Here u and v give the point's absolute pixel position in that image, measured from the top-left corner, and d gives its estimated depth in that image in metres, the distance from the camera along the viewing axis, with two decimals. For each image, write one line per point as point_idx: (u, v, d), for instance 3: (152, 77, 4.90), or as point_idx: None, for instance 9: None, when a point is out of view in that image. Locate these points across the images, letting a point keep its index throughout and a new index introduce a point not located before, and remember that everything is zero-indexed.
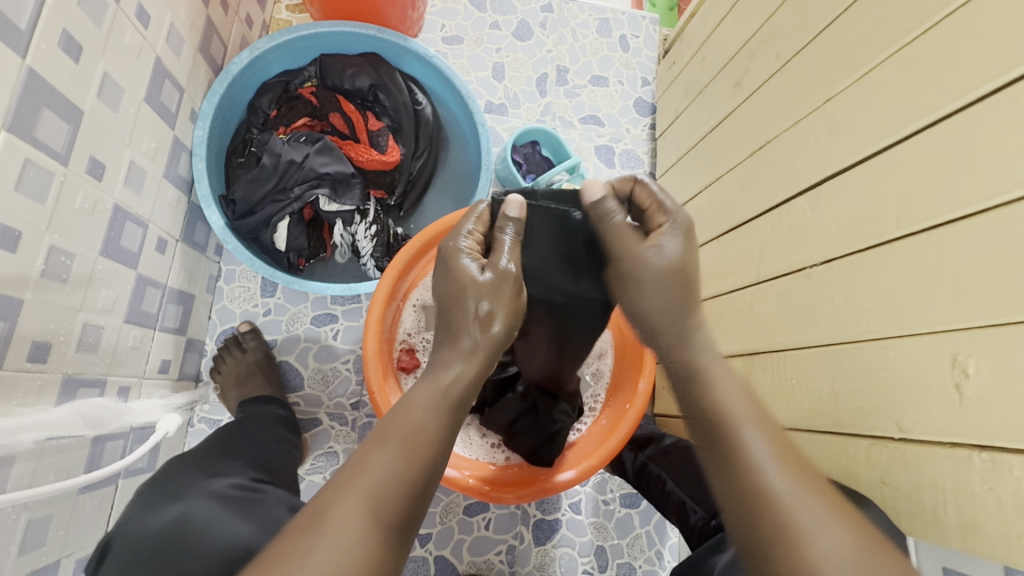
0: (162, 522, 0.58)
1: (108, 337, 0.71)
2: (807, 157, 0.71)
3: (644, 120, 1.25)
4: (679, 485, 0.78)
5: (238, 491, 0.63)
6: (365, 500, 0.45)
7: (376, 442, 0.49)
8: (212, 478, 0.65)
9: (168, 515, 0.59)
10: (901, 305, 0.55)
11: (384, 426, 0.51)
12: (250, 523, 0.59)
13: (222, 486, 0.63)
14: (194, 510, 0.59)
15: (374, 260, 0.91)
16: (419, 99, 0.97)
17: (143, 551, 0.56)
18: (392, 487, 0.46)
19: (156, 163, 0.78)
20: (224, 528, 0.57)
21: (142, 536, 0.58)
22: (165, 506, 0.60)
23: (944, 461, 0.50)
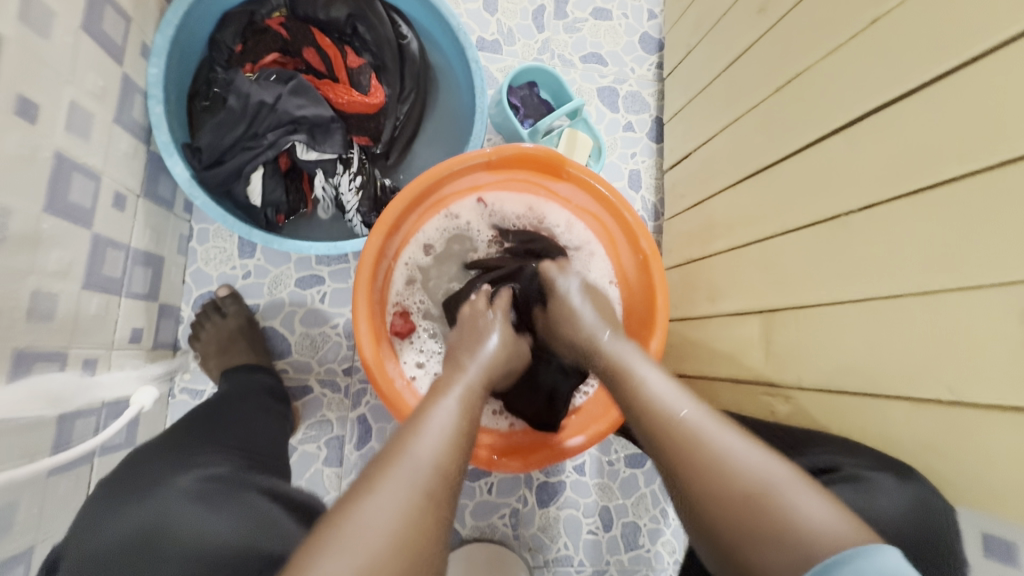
0: (135, 524, 0.52)
1: (66, 304, 0.64)
2: (845, 88, 0.63)
3: (650, 58, 1.15)
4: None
5: (213, 484, 0.57)
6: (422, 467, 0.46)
7: (429, 400, 0.54)
8: (195, 469, 0.59)
9: (144, 514, 0.53)
10: (958, 253, 0.49)
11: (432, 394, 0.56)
12: (230, 522, 0.54)
13: (194, 480, 0.57)
14: (164, 512, 0.53)
15: (361, 215, 0.83)
16: (404, 32, 0.86)
17: (108, 558, 0.51)
18: (450, 450, 0.49)
19: (104, 105, 0.68)
20: (205, 534, 0.52)
21: (106, 542, 0.52)
22: (132, 507, 0.54)
23: (1004, 426, 0.45)
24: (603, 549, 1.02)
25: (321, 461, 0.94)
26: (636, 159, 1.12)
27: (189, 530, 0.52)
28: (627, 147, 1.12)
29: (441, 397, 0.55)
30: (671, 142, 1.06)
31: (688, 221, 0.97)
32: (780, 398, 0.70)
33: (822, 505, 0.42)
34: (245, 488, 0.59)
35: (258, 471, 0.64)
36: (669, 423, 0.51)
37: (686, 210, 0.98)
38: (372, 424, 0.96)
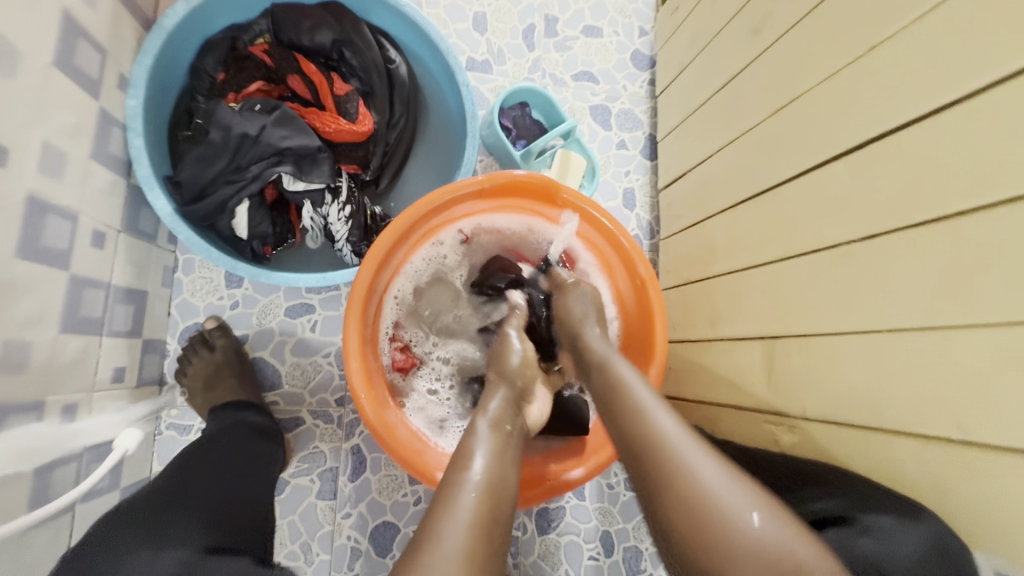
0: None
1: (42, 351, 0.61)
2: (845, 115, 0.62)
3: (643, 75, 1.14)
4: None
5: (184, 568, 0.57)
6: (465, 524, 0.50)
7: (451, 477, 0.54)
8: (172, 546, 0.59)
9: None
10: (964, 290, 0.48)
11: (459, 462, 0.56)
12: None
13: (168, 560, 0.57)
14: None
15: (351, 245, 0.81)
16: (392, 56, 0.84)
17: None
18: (489, 515, 0.51)
19: (79, 142, 0.65)
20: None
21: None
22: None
23: (1018, 469, 0.44)
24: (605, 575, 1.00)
25: (314, 493, 0.92)
26: (630, 177, 1.11)
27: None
28: (621, 165, 1.10)
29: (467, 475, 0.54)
30: (666, 161, 1.05)
31: (685, 242, 0.96)
32: (785, 427, 0.68)
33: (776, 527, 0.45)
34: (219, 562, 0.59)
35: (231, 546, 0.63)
36: (654, 450, 0.51)
37: (683, 230, 0.97)
38: (367, 455, 0.94)
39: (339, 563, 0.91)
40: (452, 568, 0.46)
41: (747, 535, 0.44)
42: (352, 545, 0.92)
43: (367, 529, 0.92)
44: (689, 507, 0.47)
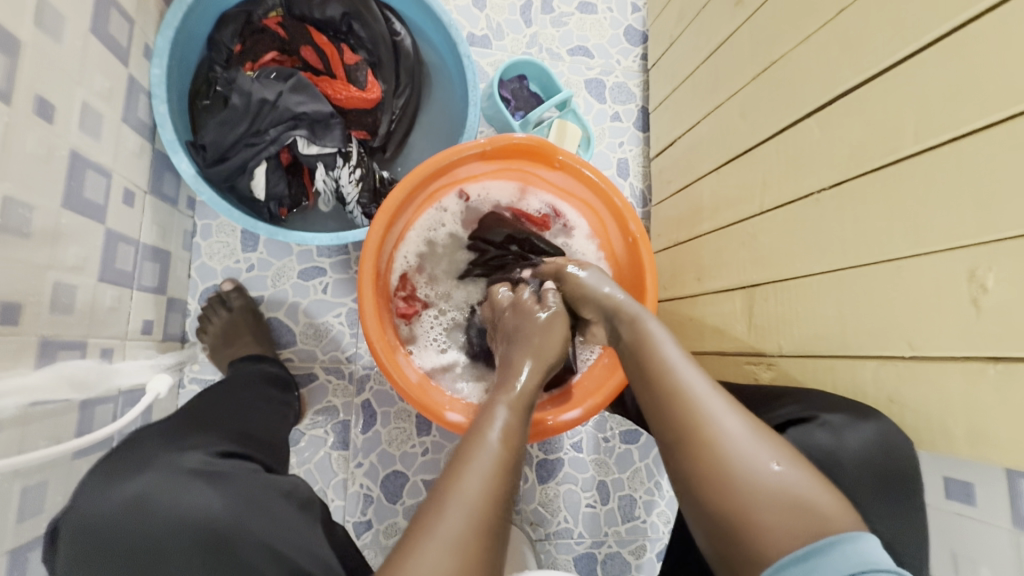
0: (122, 495, 0.52)
1: (83, 296, 0.67)
2: (816, 75, 0.67)
3: (635, 50, 1.19)
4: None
5: (208, 466, 0.56)
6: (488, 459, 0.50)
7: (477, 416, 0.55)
8: (194, 450, 0.58)
9: (133, 488, 0.53)
10: (914, 223, 0.54)
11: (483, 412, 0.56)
12: (219, 497, 0.54)
13: (194, 460, 0.56)
14: (150, 490, 0.52)
15: (361, 206, 0.86)
16: (397, 29, 0.89)
17: (98, 533, 0.51)
18: (507, 450, 0.51)
19: (112, 105, 0.71)
20: (194, 504, 0.52)
21: (94, 513, 0.51)
22: (126, 478, 0.53)
23: (956, 374, 0.50)
24: (601, 521, 1.07)
25: (328, 445, 0.98)
26: (623, 148, 1.16)
27: (171, 504, 0.52)
28: (615, 137, 1.16)
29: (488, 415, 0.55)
30: (657, 131, 1.11)
31: (674, 206, 1.01)
32: (763, 366, 0.75)
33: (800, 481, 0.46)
34: (240, 469, 0.58)
35: (247, 457, 0.62)
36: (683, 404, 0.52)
37: (672, 195, 1.03)
38: (377, 409, 1.00)
39: (353, 508, 0.98)
40: (464, 510, 0.46)
41: (762, 482, 0.46)
42: (364, 492, 0.98)
43: (378, 478, 0.99)
44: (709, 454, 0.48)
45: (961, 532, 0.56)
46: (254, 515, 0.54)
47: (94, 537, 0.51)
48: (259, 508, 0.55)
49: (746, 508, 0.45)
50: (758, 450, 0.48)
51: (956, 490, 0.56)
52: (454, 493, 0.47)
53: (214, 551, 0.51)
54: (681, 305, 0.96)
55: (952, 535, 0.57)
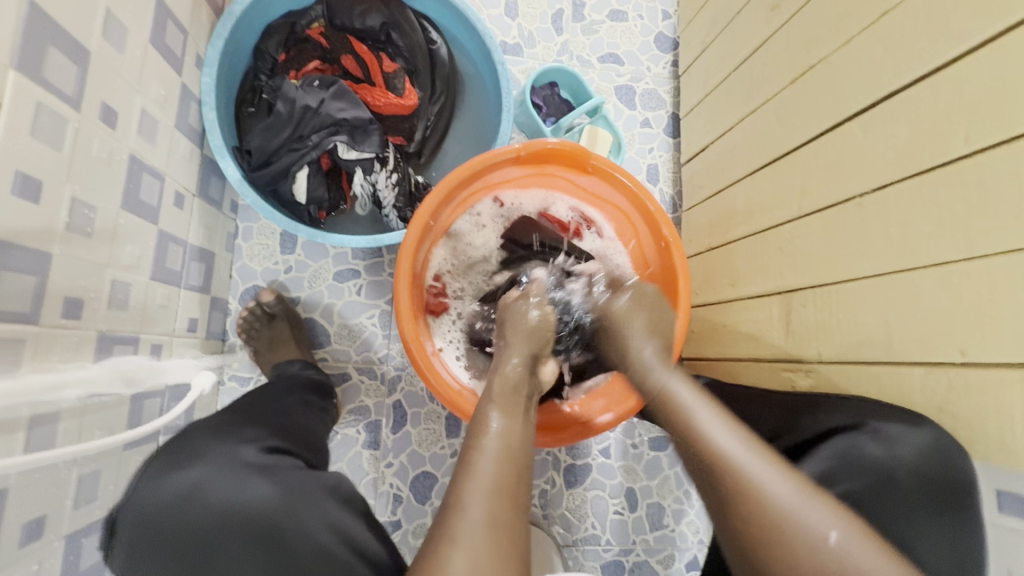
0: (181, 485, 0.54)
1: (137, 294, 0.70)
2: (857, 78, 0.67)
3: (666, 56, 1.19)
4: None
5: (264, 460, 0.58)
6: (486, 486, 0.51)
7: (477, 438, 0.56)
8: (248, 444, 0.60)
9: (189, 478, 0.55)
10: (972, 227, 0.52)
11: (475, 427, 0.59)
12: (271, 489, 0.55)
13: (251, 454, 0.58)
14: (206, 480, 0.54)
15: (397, 210, 0.89)
16: (433, 38, 0.92)
17: (157, 521, 0.53)
18: (506, 471, 0.53)
19: (166, 112, 0.74)
20: (246, 496, 0.54)
21: (156, 500, 0.54)
22: (183, 467, 0.55)
23: (1013, 382, 0.49)
24: (630, 528, 1.06)
25: (360, 444, 1.00)
26: (653, 154, 1.16)
27: (223, 493, 0.54)
28: (645, 143, 1.16)
29: (486, 435, 0.57)
30: (688, 136, 1.10)
31: (707, 211, 1.01)
32: (802, 372, 0.74)
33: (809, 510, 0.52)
34: (288, 464, 0.60)
35: (295, 453, 0.63)
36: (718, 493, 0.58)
37: (704, 200, 1.02)
38: (407, 410, 1.01)
39: (383, 508, 0.99)
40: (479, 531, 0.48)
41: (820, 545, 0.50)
42: (394, 492, 1.00)
43: (407, 478, 1.00)
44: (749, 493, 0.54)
45: (1017, 547, 0.54)
46: (304, 505, 0.55)
47: (152, 524, 0.53)
48: (309, 500, 0.56)
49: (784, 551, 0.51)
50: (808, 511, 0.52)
51: (1009, 503, 0.54)
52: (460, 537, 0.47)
53: (267, 540, 0.53)
54: (714, 311, 0.95)
55: (1007, 549, 0.55)
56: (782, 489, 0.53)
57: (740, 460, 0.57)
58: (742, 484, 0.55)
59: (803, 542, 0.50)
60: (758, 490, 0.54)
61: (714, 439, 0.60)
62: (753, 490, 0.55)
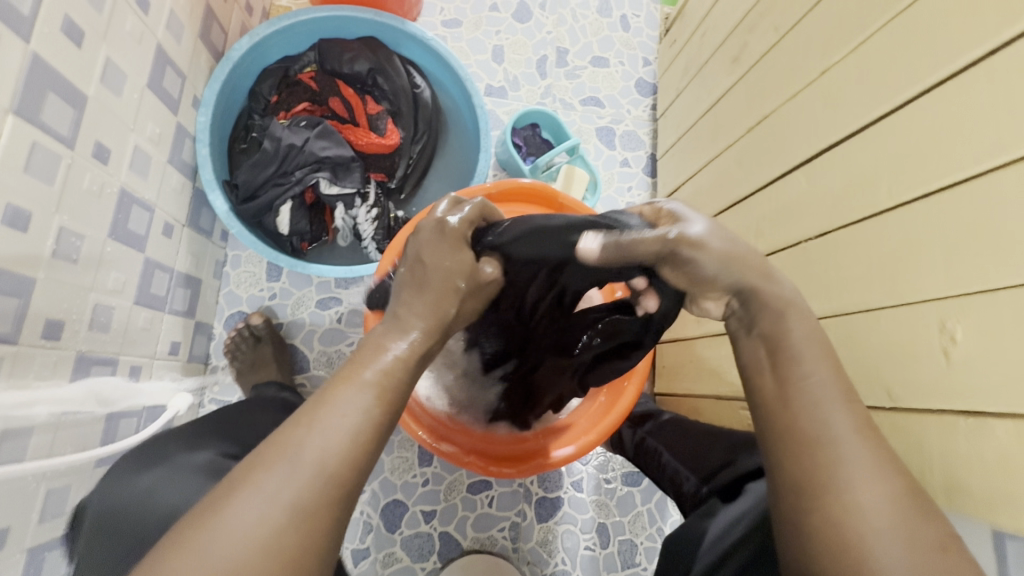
0: (133, 491, 0.57)
1: (119, 317, 0.74)
2: (803, 130, 0.71)
3: (645, 100, 1.25)
4: (673, 456, 0.76)
5: (209, 464, 0.59)
6: (314, 453, 0.40)
7: (346, 382, 0.44)
8: (200, 450, 0.62)
9: (141, 485, 0.57)
10: (895, 274, 0.55)
11: (353, 363, 0.46)
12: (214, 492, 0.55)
13: (198, 459, 0.60)
14: (158, 485, 0.56)
15: (376, 242, 0.93)
16: (418, 82, 0.98)
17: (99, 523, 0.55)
18: (356, 446, 0.42)
19: (160, 149, 0.80)
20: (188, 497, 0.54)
21: (110, 502, 0.57)
22: (142, 472, 0.59)
23: (932, 427, 0.50)
24: (601, 565, 1.05)
25: None
26: (632, 193, 1.20)
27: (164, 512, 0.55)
28: (624, 182, 1.20)
29: (355, 384, 0.44)
30: (664, 177, 1.15)
31: None
32: None
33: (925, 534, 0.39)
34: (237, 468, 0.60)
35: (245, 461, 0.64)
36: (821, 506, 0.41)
37: None
38: None
39: (353, 535, 1.00)
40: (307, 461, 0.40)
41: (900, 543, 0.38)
42: (364, 520, 1.00)
43: (379, 505, 1.01)
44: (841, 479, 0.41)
45: None
46: None
47: (107, 525, 0.55)
48: None
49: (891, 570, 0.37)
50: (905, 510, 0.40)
51: None
52: (285, 460, 0.40)
53: None
54: (682, 347, 0.97)
55: None
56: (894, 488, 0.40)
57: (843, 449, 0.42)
58: (830, 458, 0.42)
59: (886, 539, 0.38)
60: (833, 447, 0.42)
61: (808, 378, 0.45)
62: (842, 478, 0.41)
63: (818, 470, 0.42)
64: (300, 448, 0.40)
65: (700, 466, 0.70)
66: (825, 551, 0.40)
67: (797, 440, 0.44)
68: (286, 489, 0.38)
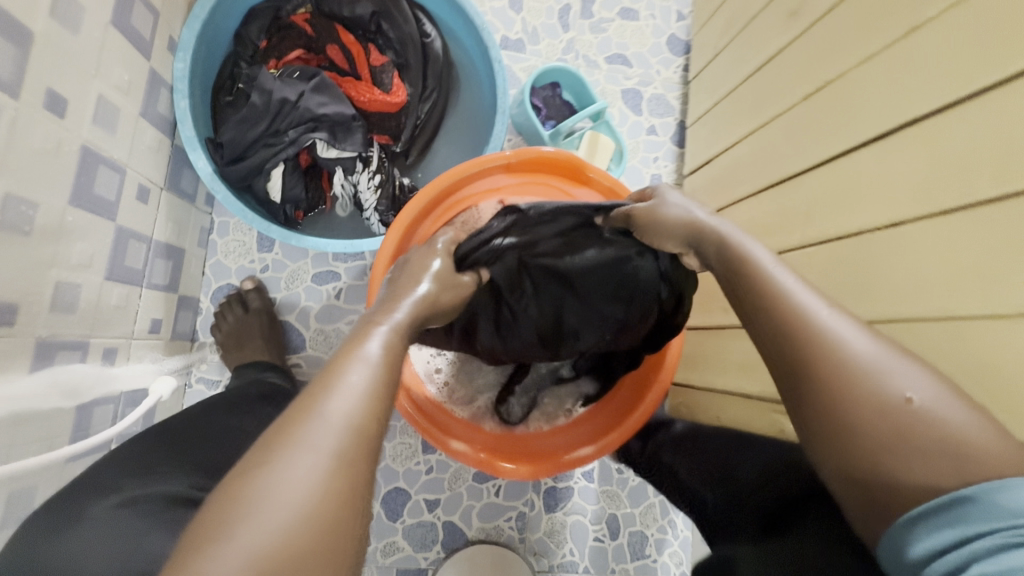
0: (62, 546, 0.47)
1: (89, 295, 0.65)
2: (877, 99, 0.61)
3: (677, 60, 1.12)
4: (690, 472, 0.70)
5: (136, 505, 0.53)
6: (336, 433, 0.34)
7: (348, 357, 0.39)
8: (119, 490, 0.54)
9: (69, 539, 0.48)
10: (993, 280, 0.47)
11: (350, 340, 0.41)
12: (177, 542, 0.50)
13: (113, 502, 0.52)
14: (92, 531, 0.49)
15: (379, 214, 0.83)
16: (428, 30, 0.85)
17: None
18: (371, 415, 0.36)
19: (130, 98, 0.69)
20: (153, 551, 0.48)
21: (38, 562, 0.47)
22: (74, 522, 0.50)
23: None
24: (610, 557, 1.01)
25: None
26: (658, 163, 1.09)
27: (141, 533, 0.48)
28: (650, 151, 1.09)
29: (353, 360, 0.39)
30: (694, 147, 1.04)
31: None
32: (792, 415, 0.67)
33: (924, 385, 0.38)
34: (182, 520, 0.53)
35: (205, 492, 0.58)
36: (830, 400, 0.39)
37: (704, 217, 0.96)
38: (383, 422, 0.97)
39: None
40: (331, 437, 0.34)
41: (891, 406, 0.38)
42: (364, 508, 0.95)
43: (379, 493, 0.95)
44: (828, 356, 0.40)
45: None
46: None
47: None
48: None
49: (870, 438, 0.37)
50: (891, 372, 0.39)
51: None
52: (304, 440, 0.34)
53: None
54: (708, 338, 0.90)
55: None
56: (889, 361, 0.39)
57: (826, 327, 0.41)
58: (814, 340, 0.41)
59: (870, 405, 0.38)
60: (821, 333, 0.41)
61: (772, 277, 0.45)
62: (829, 356, 0.40)
63: (798, 353, 0.41)
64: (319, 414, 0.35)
65: (720, 486, 0.64)
66: (828, 436, 0.40)
67: (796, 345, 0.41)
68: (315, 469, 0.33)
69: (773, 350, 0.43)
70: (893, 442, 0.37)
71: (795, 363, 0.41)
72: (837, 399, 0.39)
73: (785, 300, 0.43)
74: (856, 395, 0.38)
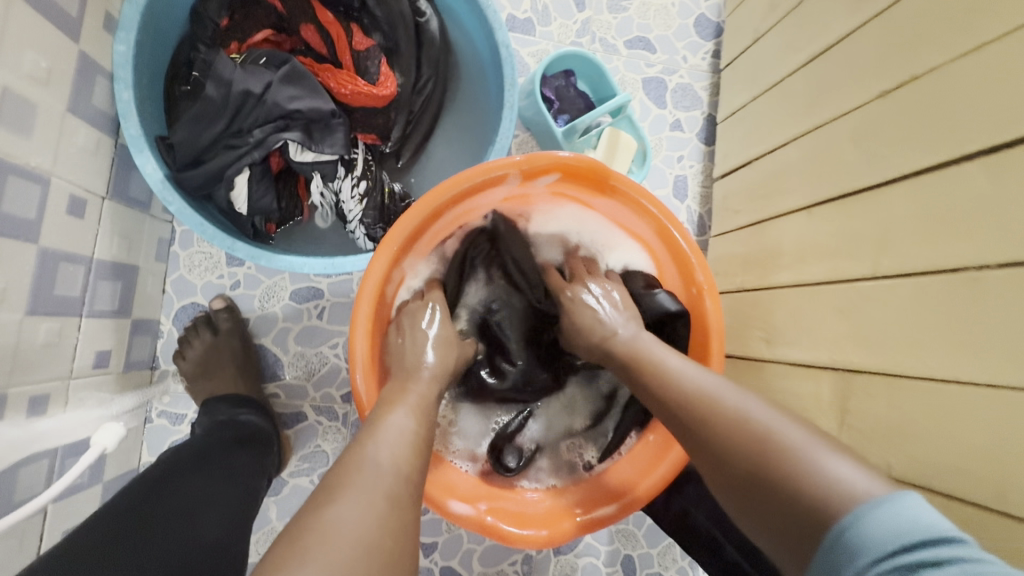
0: None
1: (3, 337, 0.53)
2: (990, 100, 0.49)
3: (706, 44, 0.99)
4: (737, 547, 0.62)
5: None
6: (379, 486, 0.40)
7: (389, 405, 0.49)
8: None
9: None
10: None
11: (382, 404, 0.49)
12: None
13: None
14: None
15: (365, 227, 0.70)
16: (422, 8, 0.72)
17: None
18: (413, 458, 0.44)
19: (52, 91, 0.56)
20: None
21: None
22: None
23: None
24: None
25: None
26: (683, 163, 0.97)
27: None
28: (674, 149, 0.96)
29: (397, 409, 0.48)
30: (725, 145, 0.91)
31: (741, 244, 0.83)
32: None
33: (848, 465, 0.37)
34: None
35: None
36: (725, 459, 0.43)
37: (741, 229, 0.84)
38: None
39: None
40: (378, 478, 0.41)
41: (809, 471, 0.38)
42: None
43: None
44: (719, 419, 0.44)
45: None
46: None
47: None
48: None
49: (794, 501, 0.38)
50: (792, 433, 0.40)
51: None
52: (359, 475, 0.40)
53: None
54: (744, 368, 0.79)
55: None
56: (780, 420, 0.42)
57: (722, 398, 0.45)
58: (712, 411, 0.45)
59: (777, 467, 0.39)
60: (716, 404, 0.45)
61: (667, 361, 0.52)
62: (721, 416, 0.44)
63: (702, 427, 0.45)
64: (370, 450, 0.43)
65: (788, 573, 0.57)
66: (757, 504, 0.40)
67: (697, 408, 0.46)
68: (367, 505, 0.38)
69: (684, 427, 0.47)
70: (809, 498, 0.37)
71: (702, 437, 0.45)
72: (737, 460, 0.42)
73: (682, 382, 0.49)
74: (759, 462, 0.40)
